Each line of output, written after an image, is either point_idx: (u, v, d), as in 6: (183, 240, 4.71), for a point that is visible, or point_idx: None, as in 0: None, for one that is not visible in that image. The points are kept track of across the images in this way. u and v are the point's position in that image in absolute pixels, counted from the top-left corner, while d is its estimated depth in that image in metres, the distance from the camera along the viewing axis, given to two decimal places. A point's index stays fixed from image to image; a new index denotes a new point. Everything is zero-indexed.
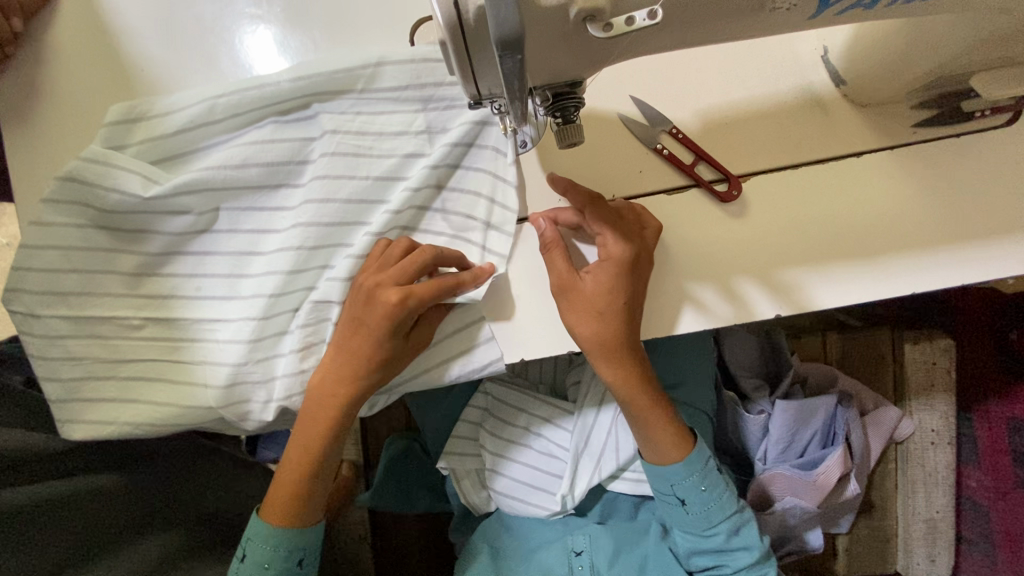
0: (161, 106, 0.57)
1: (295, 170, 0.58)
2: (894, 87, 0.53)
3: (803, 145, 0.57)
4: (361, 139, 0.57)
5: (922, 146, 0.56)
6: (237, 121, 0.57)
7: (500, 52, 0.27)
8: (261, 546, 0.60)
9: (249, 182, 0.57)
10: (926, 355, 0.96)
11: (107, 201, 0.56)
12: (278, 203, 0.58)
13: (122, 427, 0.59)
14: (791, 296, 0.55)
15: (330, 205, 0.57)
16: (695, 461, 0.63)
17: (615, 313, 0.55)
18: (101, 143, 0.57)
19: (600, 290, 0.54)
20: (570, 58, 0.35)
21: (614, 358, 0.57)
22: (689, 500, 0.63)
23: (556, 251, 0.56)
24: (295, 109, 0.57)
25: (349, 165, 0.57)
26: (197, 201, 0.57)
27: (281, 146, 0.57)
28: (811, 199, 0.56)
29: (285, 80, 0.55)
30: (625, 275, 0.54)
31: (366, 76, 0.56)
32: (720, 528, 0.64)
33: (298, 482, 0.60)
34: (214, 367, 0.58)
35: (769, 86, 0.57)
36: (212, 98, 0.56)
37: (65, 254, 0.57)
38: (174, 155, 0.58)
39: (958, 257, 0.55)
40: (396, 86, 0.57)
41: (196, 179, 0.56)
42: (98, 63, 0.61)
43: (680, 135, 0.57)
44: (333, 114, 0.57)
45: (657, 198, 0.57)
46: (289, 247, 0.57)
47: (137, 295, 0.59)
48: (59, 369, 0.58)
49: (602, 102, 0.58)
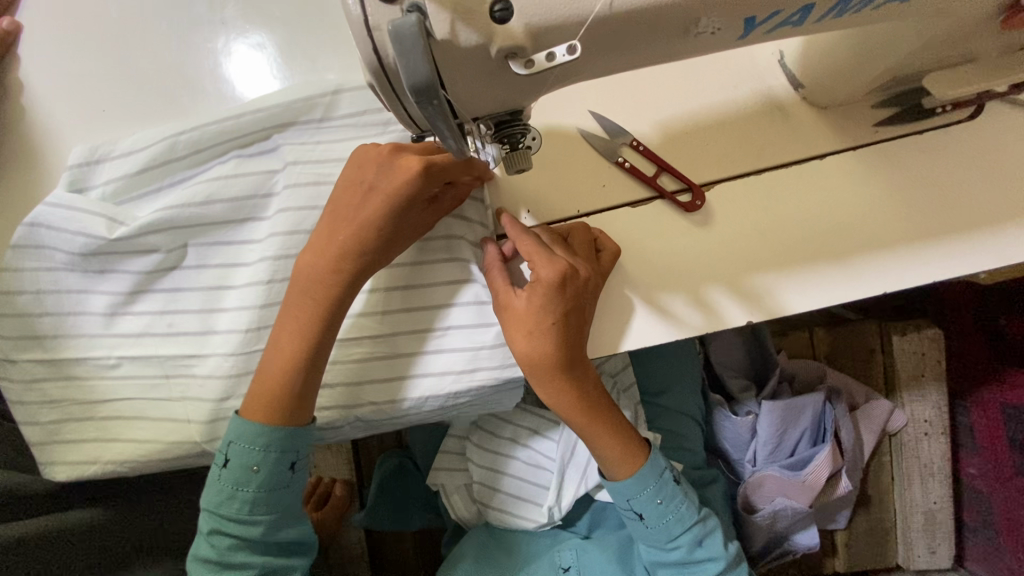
0: (122, 146, 0.58)
1: (260, 204, 0.58)
2: (851, 89, 0.53)
3: (765, 150, 0.57)
4: (322, 168, 0.57)
5: (883, 145, 0.56)
6: (200, 156, 0.58)
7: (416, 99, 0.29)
8: (246, 448, 0.55)
9: (215, 218, 0.58)
10: (914, 346, 0.95)
11: (75, 244, 0.57)
12: (245, 237, 0.59)
13: (104, 466, 0.59)
14: (761, 303, 0.55)
15: (297, 236, 0.57)
16: (647, 475, 0.59)
17: (548, 332, 0.52)
18: (65, 187, 0.57)
19: (533, 309, 0.52)
20: (500, 92, 0.35)
21: (553, 377, 0.54)
22: (646, 514, 0.60)
23: (495, 270, 0.55)
24: (257, 141, 0.58)
25: (313, 194, 0.57)
26: (164, 239, 0.58)
27: (245, 179, 0.57)
28: (775, 205, 0.56)
29: (247, 114, 0.56)
30: (555, 293, 0.52)
31: (323, 105, 0.57)
32: (682, 540, 0.61)
33: (282, 380, 0.54)
34: (191, 403, 0.58)
35: (728, 93, 0.57)
36: (175, 136, 0.57)
37: (37, 297, 0.58)
38: (140, 193, 0.59)
39: (927, 256, 0.55)
40: (356, 113, 0.58)
41: (160, 218, 0.57)
42: (59, 104, 0.61)
43: (641, 148, 0.57)
44: (295, 145, 0.58)
45: (622, 212, 0.57)
46: (259, 281, 0.57)
47: (110, 335, 0.59)
48: (37, 413, 0.59)
49: (563, 118, 0.58)
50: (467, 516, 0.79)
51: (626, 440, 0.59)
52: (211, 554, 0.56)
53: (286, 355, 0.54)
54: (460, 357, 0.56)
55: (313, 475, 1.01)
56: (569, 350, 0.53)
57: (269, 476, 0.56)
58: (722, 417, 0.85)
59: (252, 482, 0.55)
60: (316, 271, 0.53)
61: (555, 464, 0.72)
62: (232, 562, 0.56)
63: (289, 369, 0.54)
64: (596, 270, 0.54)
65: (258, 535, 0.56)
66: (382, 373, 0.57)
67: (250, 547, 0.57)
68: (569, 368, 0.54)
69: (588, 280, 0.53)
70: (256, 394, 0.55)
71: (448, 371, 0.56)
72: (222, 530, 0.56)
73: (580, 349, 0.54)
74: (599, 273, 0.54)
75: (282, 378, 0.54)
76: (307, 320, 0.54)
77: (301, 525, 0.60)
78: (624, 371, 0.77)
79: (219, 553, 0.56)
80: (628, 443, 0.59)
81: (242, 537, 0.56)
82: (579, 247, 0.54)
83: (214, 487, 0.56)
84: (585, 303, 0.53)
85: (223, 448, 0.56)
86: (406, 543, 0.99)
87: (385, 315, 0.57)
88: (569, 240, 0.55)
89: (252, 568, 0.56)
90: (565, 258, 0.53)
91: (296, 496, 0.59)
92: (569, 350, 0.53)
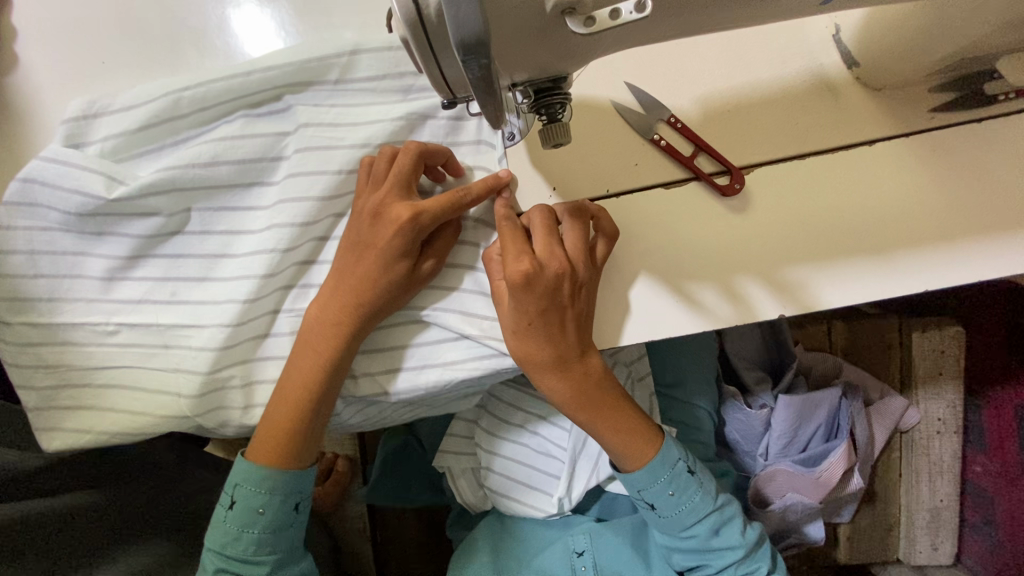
0: (119, 101, 0.54)
1: (268, 168, 0.55)
2: (912, 70, 0.49)
3: (812, 133, 0.53)
4: (335, 132, 0.54)
5: (940, 132, 0.52)
6: (204, 115, 0.54)
7: (462, 56, 0.25)
8: (252, 491, 0.55)
9: (219, 181, 0.54)
10: (934, 344, 0.92)
11: (70, 203, 0.53)
12: (251, 203, 0.56)
13: (102, 435, 0.57)
14: (796, 295, 0.52)
15: (304, 204, 0.54)
16: (658, 467, 0.57)
17: (528, 331, 0.50)
18: (62, 141, 0.53)
19: (512, 310, 0.50)
20: (547, 54, 0.32)
21: (548, 371, 0.52)
22: (658, 505, 0.59)
23: (494, 264, 0.52)
24: (267, 101, 0.54)
25: (321, 159, 0.54)
26: (164, 202, 0.54)
27: (252, 142, 0.53)
28: (817, 193, 0.52)
29: (255, 71, 0.52)
30: (524, 293, 0.48)
31: (339, 66, 0.53)
32: (697, 530, 0.59)
33: (302, 396, 0.53)
34: (186, 376, 0.56)
35: (775, 68, 0.53)
36: (177, 92, 0.53)
37: (30, 258, 0.55)
38: (140, 152, 0.55)
39: (975, 251, 0.51)
40: (374, 75, 0.54)
41: (159, 179, 0.53)
42: (58, 50, 0.57)
43: (679, 125, 0.53)
44: (308, 107, 0.54)
45: (655, 193, 0.54)
46: (263, 250, 0.54)
47: (108, 301, 0.56)
48: (33, 378, 0.56)
49: (595, 89, 0.54)
50: (473, 500, 0.78)
51: (630, 431, 0.56)
52: None
53: (309, 365, 0.53)
54: (473, 346, 0.54)
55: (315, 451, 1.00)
56: (557, 348, 0.51)
57: (274, 518, 0.55)
58: (735, 410, 0.83)
59: (258, 524, 0.55)
60: (337, 281, 0.53)
61: (566, 453, 0.71)
62: None
63: (302, 413, 0.54)
64: (572, 261, 0.50)
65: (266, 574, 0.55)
66: (396, 355, 0.56)
67: None
68: (564, 362, 0.51)
69: (562, 276, 0.49)
70: (275, 400, 0.54)
71: (463, 356, 0.54)
72: (228, 569, 0.55)
73: (571, 343, 0.51)
74: (582, 262, 0.51)
75: (302, 394, 0.53)
76: (332, 339, 0.52)
77: (307, 562, 0.60)
78: (640, 360, 0.75)
79: None
80: (630, 440, 0.56)
81: None
82: (578, 231, 0.51)
83: (220, 528, 0.55)
84: (563, 296, 0.50)
85: (229, 489, 0.55)
86: (407, 519, 0.99)
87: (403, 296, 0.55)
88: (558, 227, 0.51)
89: None
90: (530, 254, 0.49)
91: (300, 536, 0.59)
92: (559, 345, 0.51)
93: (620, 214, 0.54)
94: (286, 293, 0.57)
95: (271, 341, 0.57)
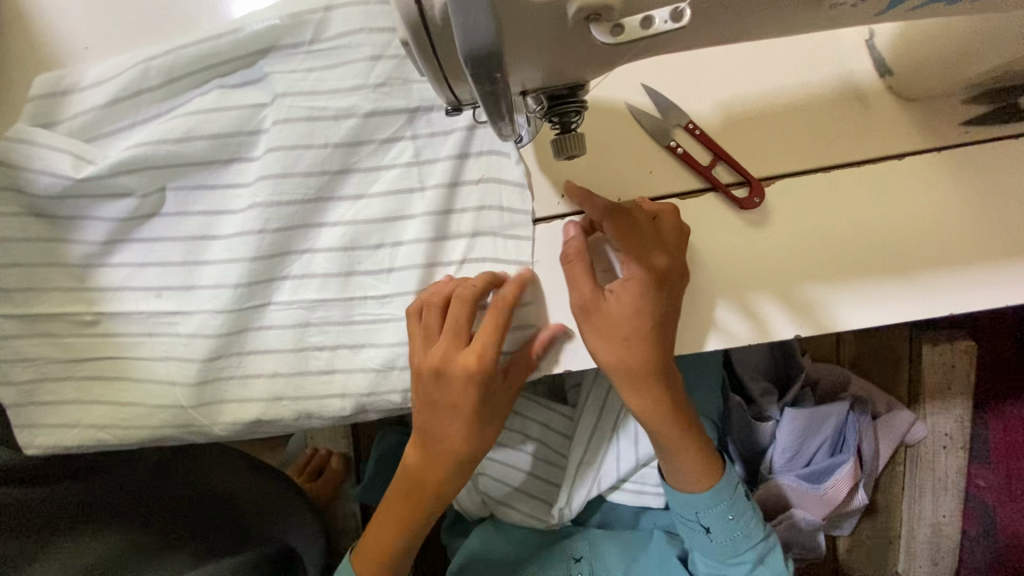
0: (91, 75, 0.51)
1: (246, 142, 0.52)
2: (950, 81, 0.46)
3: (838, 145, 0.50)
4: (314, 100, 0.51)
5: (974, 146, 0.49)
6: (174, 87, 0.51)
7: (475, 71, 0.23)
8: None
9: (195, 157, 0.51)
10: (945, 357, 0.90)
11: (37, 185, 0.51)
12: (231, 179, 0.53)
13: (86, 430, 0.54)
14: (814, 316, 0.50)
15: (288, 180, 0.51)
16: (722, 489, 0.56)
17: (645, 336, 0.48)
18: (28, 120, 0.51)
19: (626, 312, 0.47)
20: (566, 60, 0.29)
21: (638, 386, 0.50)
22: (713, 528, 0.57)
23: (579, 264, 0.48)
24: (240, 70, 0.51)
25: (304, 132, 0.51)
26: (138, 181, 0.52)
27: (228, 115, 0.51)
28: (842, 208, 0.50)
29: (227, 33, 0.50)
30: (654, 294, 0.47)
31: (314, 22, 0.50)
32: (747, 556, 0.58)
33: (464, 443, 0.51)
34: (180, 362, 0.53)
35: (802, 73, 0.50)
36: (146, 61, 0.50)
37: (4, 246, 0.52)
38: (113, 129, 0.52)
39: (1004, 277, 0.49)
40: (348, 29, 0.51)
41: (134, 157, 0.50)
42: (28, 18, 0.54)
43: (698, 132, 0.50)
44: (283, 74, 0.51)
45: (669, 203, 0.51)
46: (249, 230, 0.52)
47: (87, 290, 0.54)
48: (10, 372, 0.54)
49: (610, 91, 0.51)
50: (469, 506, 0.75)
51: (704, 453, 0.55)
52: None
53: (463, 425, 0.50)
54: None
55: (309, 446, 0.98)
56: (663, 358, 0.49)
57: None
58: (741, 421, 0.81)
59: None
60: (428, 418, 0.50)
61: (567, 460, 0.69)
62: None
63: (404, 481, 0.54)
64: (681, 266, 0.48)
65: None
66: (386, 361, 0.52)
67: None
68: (658, 377, 0.50)
69: (676, 276, 0.48)
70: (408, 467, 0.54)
71: None
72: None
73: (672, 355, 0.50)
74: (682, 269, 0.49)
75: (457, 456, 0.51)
76: (461, 424, 0.50)
77: None
78: None
79: None
80: (706, 454, 0.55)
81: None
82: (667, 237, 0.48)
83: None
84: (677, 303, 0.48)
85: None
86: None
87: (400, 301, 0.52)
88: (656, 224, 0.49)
89: None
90: (656, 252, 0.47)
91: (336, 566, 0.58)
92: (655, 359, 0.49)
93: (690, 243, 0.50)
94: (278, 285, 0.53)
95: (255, 335, 0.53)
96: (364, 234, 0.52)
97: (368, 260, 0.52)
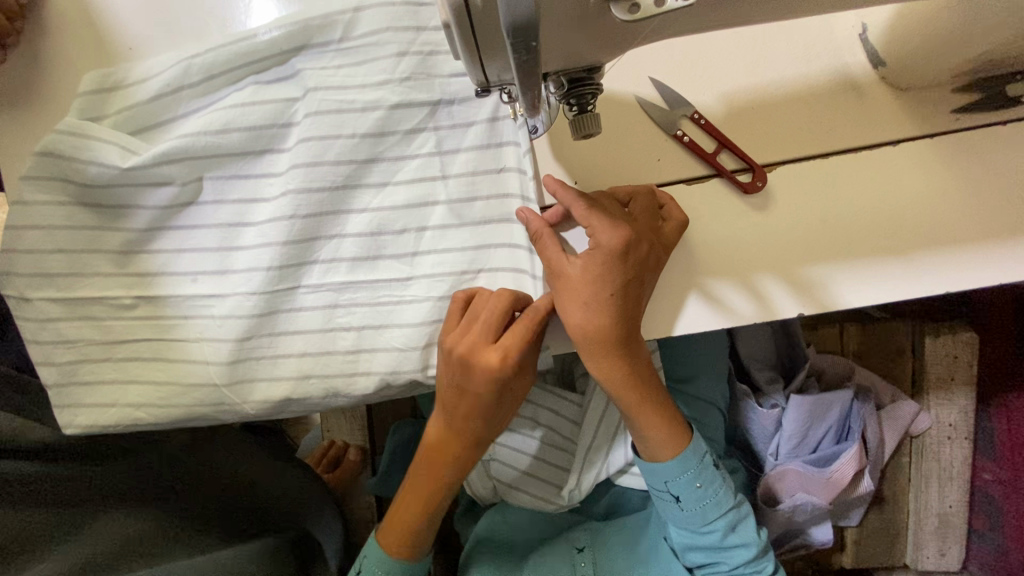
0: (136, 73, 0.56)
1: (279, 134, 0.55)
2: (939, 69, 0.49)
3: (835, 132, 0.53)
4: (344, 94, 0.54)
5: (964, 133, 0.52)
6: (212, 83, 0.55)
7: (512, 40, 0.26)
8: None
9: (231, 148, 0.55)
10: (948, 348, 0.92)
11: (85, 174, 0.54)
12: (263, 170, 0.56)
13: (122, 409, 0.57)
14: (814, 294, 0.52)
15: (318, 168, 0.54)
16: (689, 459, 0.57)
17: (606, 304, 0.49)
18: (78, 115, 0.55)
19: (588, 279, 0.49)
20: (584, 42, 0.32)
21: (603, 353, 0.51)
22: (682, 497, 0.59)
23: (547, 239, 0.51)
24: (273, 67, 0.55)
25: (335, 123, 0.54)
26: (178, 170, 0.55)
27: (262, 108, 0.54)
28: (840, 192, 0.52)
29: (263, 34, 0.54)
30: (616, 262, 0.49)
31: (343, 23, 0.54)
32: (717, 524, 0.60)
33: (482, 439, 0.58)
34: (212, 343, 0.56)
35: (800, 65, 0.54)
36: (188, 60, 0.55)
37: (49, 233, 0.55)
38: (154, 124, 0.56)
39: (997, 255, 0.51)
40: (375, 30, 0.55)
41: (175, 147, 0.54)
42: (77, 20, 0.58)
43: (703, 121, 0.53)
44: (313, 70, 0.55)
45: (676, 188, 0.54)
46: (281, 216, 0.55)
47: (128, 274, 0.57)
48: (54, 354, 0.57)
49: (620, 83, 0.54)
50: (483, 493, 0.77)
51: (669, 423, 0.56)
52: None
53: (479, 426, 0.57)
54: None
55: (327, 438, 1.01)
56: (624, 325, 0.50)
57: None
58: (748, 409, 0.83)
59: None
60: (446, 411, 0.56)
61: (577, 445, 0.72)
62: None
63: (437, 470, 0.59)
64: (654, 238, 0.50)
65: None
66: (407, 339, 0.55)
67: None
68: (622, 344, 0.51)
69: (648, 248, 0.49)
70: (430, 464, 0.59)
71: None
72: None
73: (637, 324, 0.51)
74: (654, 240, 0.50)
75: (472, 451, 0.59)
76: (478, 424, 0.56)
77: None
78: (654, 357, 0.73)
79: None
80: (671, 423, 0.57)
81: None
82: (635, 214, 0.51)
83: None
84: (643, 272, 0.50)
85: None
86: None
87: (422, 281, 0.55)
88: (630, 208, 0.52)
89: None
90: (626, 223, 0.49)
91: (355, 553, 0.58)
92: (617, 325, 0.50)
93: (692, 229, 0.53)
94: (308, 270, 0.56)
95: (285, 317, 0.56)
96: (389, 221, 0.55)
97: (392, 245, 0.55)
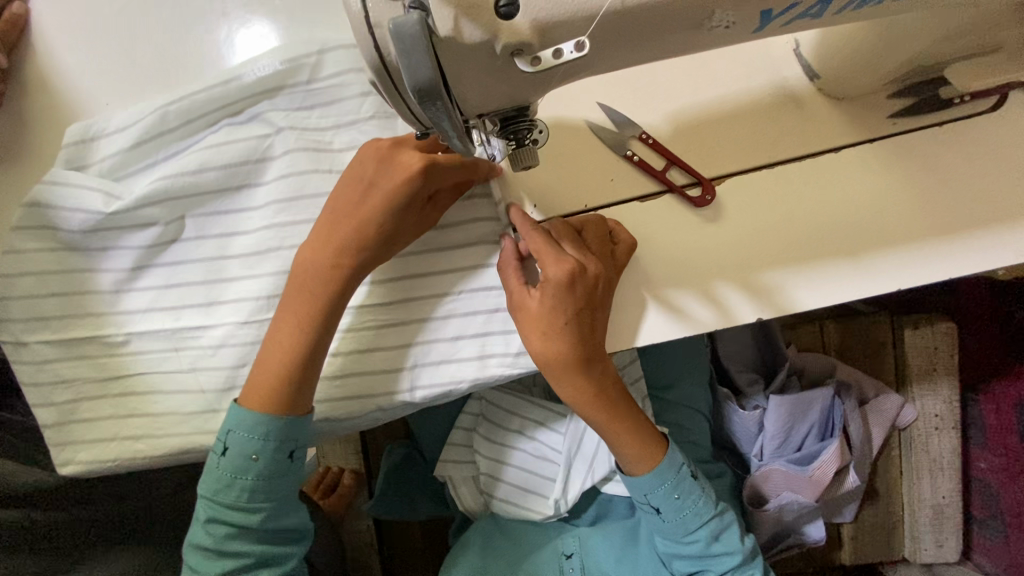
0: (117, 123, 0.59)
1: (255, 170, 0.58)
2: (872, 78, 0.51)
3: (779, 143, 0.55)
4: (321, 135, 0.58)
5: (902, 137, 0.55)
6: (191, 127, 0.58)
7: (420, 101, 0.30)
8: (245, 437, 0.54)
9: (210, 186, 0.58)
10: (927, 340, 0.93)
11: (73, 221, 0.57)
12: (243, 205, 0.59)
13: (121, 443, 0.59)
14: (772, 298, 0.54)
15: (298, 202, 0.57)
16: (666, 471, 0.59)
17: (563, 331, 0.51)
18: (63, 165, 0.58)
19: (546, 310, 0.51)
20: (505, 88, 0.35)
21: (568, 376, 0.53)
22: (663, 508, 0.60)
23: (510, 269, 0.54)
24: (246, 109, 0.58)
25: (312, 160, 0.57)
26: (162, 212, 0.58)
27: (237, 147, 0.57)
28: (788, 200, 0.55)
29: (234, 82, 0.57)
30: (566, 294, 0.51)
31: (310, 65, 0.57)
32: (699, 534, 0.61)
33: (313, 331, 0.54)
34: (207, 372, 0.59)
35: (739, 82, 0.56)
36: (164, 107, 0.57)
37: (42, 278, 0.58)
38: (136, 168, 0.60)
39: (944, 251, 0.53)
40: (338, 70, 0.57)
41: (157, 190, 0.57)
42: (61, 77, 0.61)
43: (650, 140, 0.56)
44: (283, 111, 0.58)
45: (632, 205, 0.56)
46: (267, 249, 0.58)
47: (117, 312, 0.60)
48: (51, 394, 0.59)
49: (570, 110, 0.57)
50: (474, 507, 0.80)
51: (642, 440, 0.58)
52: (208, 543, 0.56)
53: (311, 303, 0.53)
54: (471, 365, 0.56)
55: (323, 464, 1.02)
56: (583, 349, 0.52)
57: (268, 466, 0.55)
58: (731, 411, 0.85)
59: (251, 471, 0.55)
60: (297, 279, 0.54)
61: (562, 456, 0.73)
62: (227, 551, 0.56)
63: (297, 355, 0.54)
64: (609, 266, 0.53)
65: (258, 523, 0.56)
66: (384, 363, 0.57)
67: (248, 536, 0.57)
68: (585, 366, 0.52)
69: (598, 278, 0.52)
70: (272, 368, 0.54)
71: (436, 361, 0.56)
72: (220, 518, 0.56)
73: (597, 346, 0.53)
74: (604, 269, 0.52)
75: (298, 355, 0.54)
76: (307, 314, 0.53)
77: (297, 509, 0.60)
78: (632, 364, 0.75)
79: (215, 541, 0.56)
80: (644, 441, 0.58)
81: (237, 525, 0.56)
82: (586, 244, 0.53)
83: (213, 474, 0.55)
84: (595, 300, 0.52)
85: (222, 436, 0.55)
86: (413, 530, 1.01)
87: (395, 306, 0.57)
88: (582, 236, 0.54)
89: (248, 557, 0.56)
90: (574, 257, 0.52)
91: (293, 485, 0.58)
92: (577, 350, 0.52)
93: (649, 244, 0.55)
94: None
95: None
96: None
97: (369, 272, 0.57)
